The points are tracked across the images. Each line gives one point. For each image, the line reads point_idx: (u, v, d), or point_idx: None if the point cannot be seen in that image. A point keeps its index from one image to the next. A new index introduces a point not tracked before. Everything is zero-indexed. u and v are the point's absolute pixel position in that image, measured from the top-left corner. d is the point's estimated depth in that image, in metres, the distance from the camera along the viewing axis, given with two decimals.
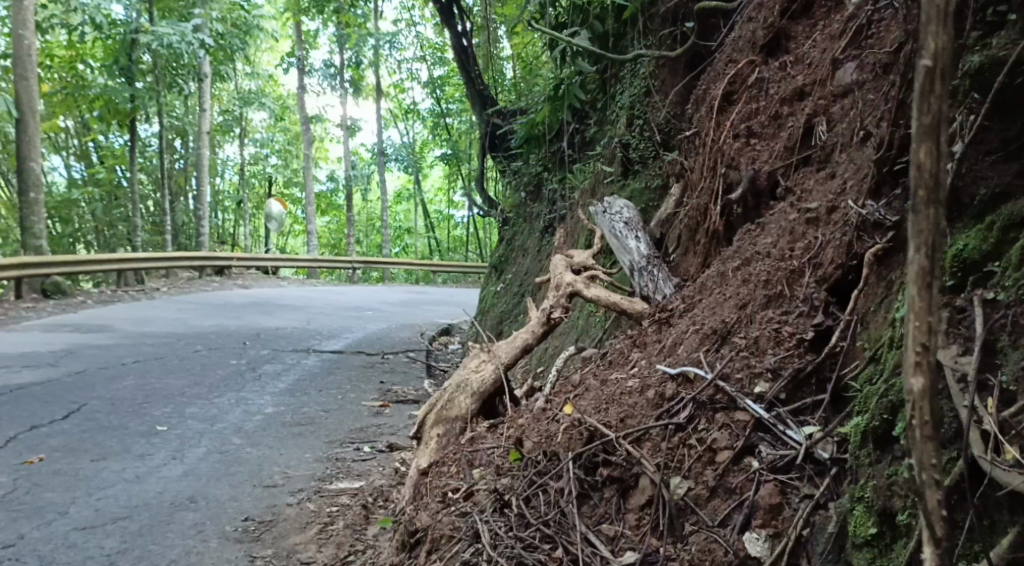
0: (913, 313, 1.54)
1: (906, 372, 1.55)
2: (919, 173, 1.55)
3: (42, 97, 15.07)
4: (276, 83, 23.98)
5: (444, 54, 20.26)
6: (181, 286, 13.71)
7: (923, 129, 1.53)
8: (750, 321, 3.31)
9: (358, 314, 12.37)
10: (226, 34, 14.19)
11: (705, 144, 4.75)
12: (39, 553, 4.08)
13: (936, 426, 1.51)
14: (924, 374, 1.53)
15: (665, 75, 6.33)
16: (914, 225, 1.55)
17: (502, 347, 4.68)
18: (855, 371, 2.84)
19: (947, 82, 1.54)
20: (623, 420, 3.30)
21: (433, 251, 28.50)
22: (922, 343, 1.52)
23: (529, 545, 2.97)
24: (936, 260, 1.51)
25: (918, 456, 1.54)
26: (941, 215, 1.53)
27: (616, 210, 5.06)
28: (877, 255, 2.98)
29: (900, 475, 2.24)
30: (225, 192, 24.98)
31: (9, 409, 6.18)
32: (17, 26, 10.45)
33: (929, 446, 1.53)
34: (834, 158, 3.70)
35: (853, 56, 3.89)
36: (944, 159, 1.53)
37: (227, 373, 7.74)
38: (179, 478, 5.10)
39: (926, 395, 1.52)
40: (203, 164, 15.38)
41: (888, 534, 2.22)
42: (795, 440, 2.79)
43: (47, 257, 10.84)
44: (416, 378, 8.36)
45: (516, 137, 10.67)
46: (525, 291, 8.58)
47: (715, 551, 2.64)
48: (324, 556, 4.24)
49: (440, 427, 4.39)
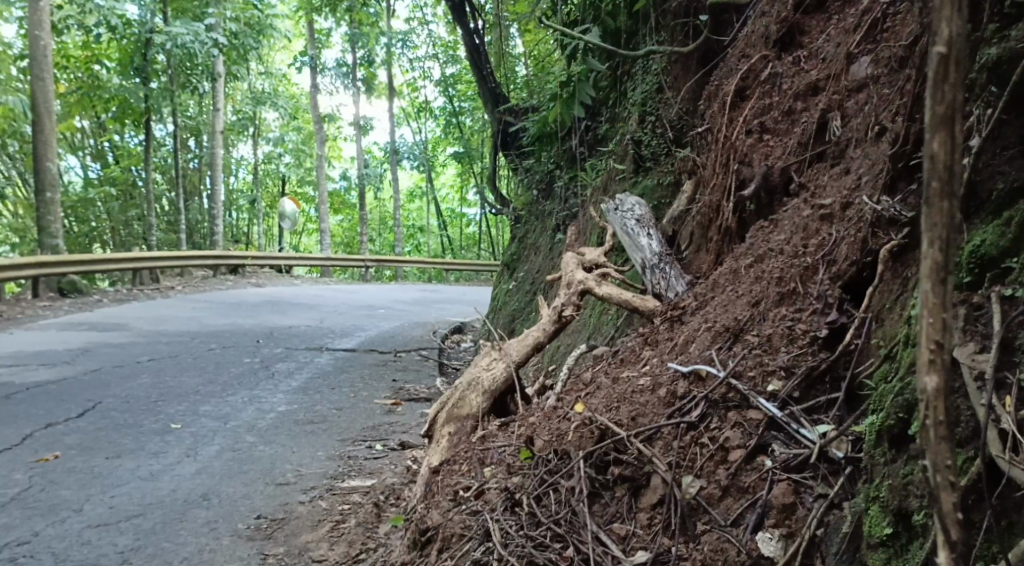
0: (927, 310, 1.50)
1: (921, 371, 1.51)
2: (933, 164, 1.50)
3: (58, 97, 15.19)
4: (289, 82, 24.04)
5: (457, 52, 20.24)
6: (195, 285, 13.78)
7: (938, 119, 1.49)
8: (763, 318, 3.28)
9: (370, 312, 12.39)
10: (239, 34, 14.25)
11: (718, 141, 4.71)
12: (53, 551, 4.09)
13: (950, 426, 1.48)
14: (938, 373, 1.49)
15: (677, 71, 6.30)
16: (927, 219, 1.51)
17: (513, 344, 4.67)
18: (870, 369, 2.81)
19: (961, 71, 1.49)
20: (635, 419, 3.28)
21: (446, 249, 28.52)
22: (936, 341, 1.48)
23: (540, 544, 2.96)
24: (951, 254, 1.46)
25: (933, 458, 1.51)
26: (956, 207, 1.48)
27: (628, 208, 5.03)
28: (892, 251, 2.94)
29: (915, 475, 2.20)
30: (239, 191, 25.08)
31: (25, 406, 6.22)
32: (33, 27, 10.51)
33: (943, 447, 1.49)
34: (849, 153, 3.66)
35: (868, 51, 3.86)
36: (959, 149, 1.49)
37: (240, 371, 7.76)
38: (192, 476, 5.11)
39: (940, 395, 1.48)
40: (217, 164, 15.46)
41: (903, 535, 2.18)
42: (809, 439, 2.75)
43: (63, 256, 10.91)
44: (428, 376, 8.36)
45: (528, 135, 10.65)
46: (538, 289, 8.56)
47: (727, 550, 2.62)
48: (336, 554, 4.24)
49: (451, 425, 4.38)
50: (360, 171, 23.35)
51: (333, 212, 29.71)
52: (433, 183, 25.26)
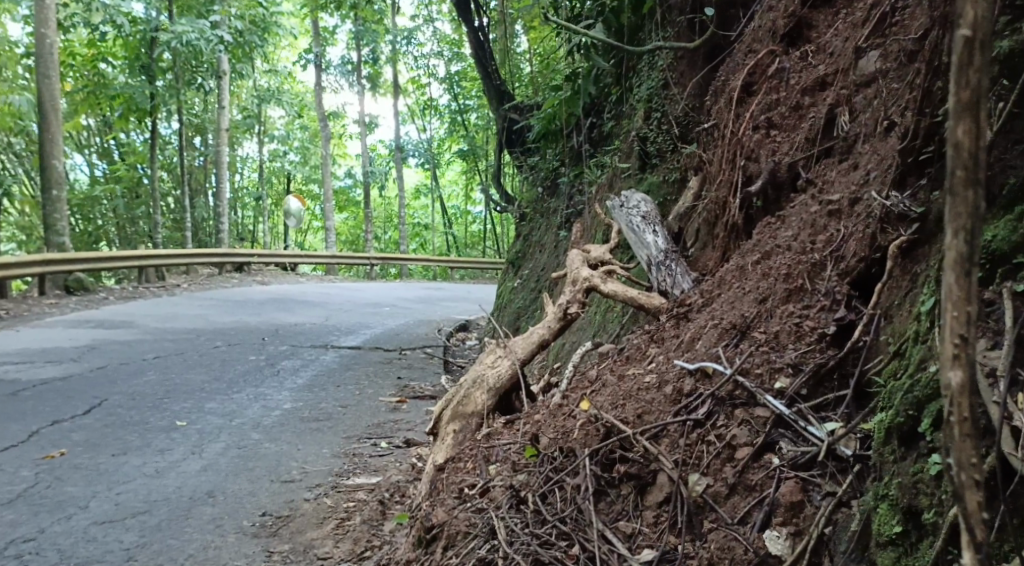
0: (951, 304, 1.45)
1: (945, 365, 1.47)
2: (957, 153, 1.43)
3: (65, 95, 15.23)
4: (294, 80, 24.06)
5: (461, 50, 20.22)
6: (201, 283, 13.80)
7: (961, 106, 1.41)
8: (771, 315, 3.25)
9: (376, 310, 12.38)
10: (244, 32, 14.24)
11: (724, 136, 4.67)
12: (59, 548, 4.09)
13: (976, 424, 1.44)
14: (962, 367, 1.45)
15: (683, 67, 6.27)
16: (950, 209, 1.45)
17: (518, 342, 4.66)
18: (878, 366, 2.78)
19: (986, 52, 1.42)
20: (640, 417, 3.25)
21: (450, 247, 28.51)
22: (960, 336, 1.44)
23: (545, 542, 2.94)
24: (976, 247, 1.41)
25: (957, 455, 1.47)
26: (981, 197, 1.42)
27: (634, 204, 4.99)
28: (901, 247, 2.92)
29: (925, 474, 2.17)
30: (245, 189, 25.12)
31: (31, 403, 6.23)
32: (39, 25, 10.51)
33: (968, 444, 1.46)
34: (857, 149, 3.63)
35: (876, 45, 3.85)
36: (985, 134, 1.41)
37: (246, 369, 7.76)
38: (198, 473, 5.11)
39: (965, 392, 1.44)
40: (223, 162, 15.49)
41: (913, 533, 2.15)
42: (817, 436, 2.73)
43: (70, 254, 10.92)
44: (434, 374, 8.35)
45: (533, 133, 10.63)
46: (543, 287, 8.54)
47: (734, 548, 2.60)
48: (341, 551, 4.22)
49: (456, 423, 4.36)
50: (365, 169, 23.35)
51: (338, 210, 29.72)
52: (438, 181, 25.25)
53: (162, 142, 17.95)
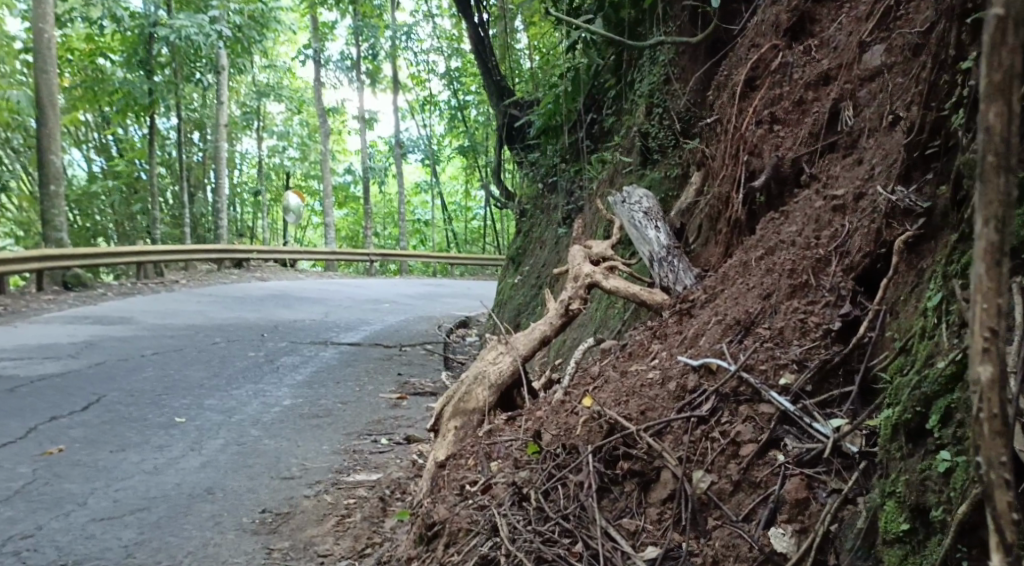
0: (981, 294, 1.43)
1: (974, 361, 1.45)
2: (989, 137, 1.42)
3: (63, 91, 15.19)
4: (293, 75, 24.00)
5: (461, 45, 20.17)
6: (200, 279, 13.77)
7: (993, 87, 1.39)
8: (775, 311, 3.22)
9: (376, 306, 12.37)
10: (243, 27, 14.20)
11: (727, 131, 4.64)
12: (57, 544, 4.07)
13: (1006, 420, 1.43)
14: (992, 363, 1.43)
15: (684, 62, 6.22)
16: (982, 196, 1.43)
17: (519, 338, 4.63)
18: (885, 362, 2.76)
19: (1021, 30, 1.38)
20: (644, 413, 3.23)
21: (450, 243, 28.50)
22: (991, 329, 1.41)
23: (548, 539, 2.92)
24: (1008, 234, 1.39)
25: (986, 455, 1.45)
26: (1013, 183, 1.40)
27: (635, 200, 4.94)
28: (906, 242, 2.89)
29: (933, 470, 2.14)
30: (244, 185, 25.07)
31: (30, 400, 6.21)
32: (37, 20, 10.49)
33: (998, 442, 1.44)
34: (862, 143, 3.61)
35: (881, 39, 3.83)
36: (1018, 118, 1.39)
37: (245, 365, 7.74)
38: (198, 470, 5.09)
39: (995, 387, 1.42)
40: (221, 158, 15.46)
41: (921, 531, 2.13)
42: (822, 433, 2.71)
43: (69, 250, 10.90)
44: (434, 370, 8.33)
45: (533, 128, 10.60)
46: (543, 283, 8.52)
47: (739, 546, 2.58)
48: (342, 548, 4.20)
49: (457, 420, 4.33)
50: (365, 165, 23.32)
51: (338, 206, 29.67)
52: (438, 178, 25.22)
53: (161, 138, 17.94)
